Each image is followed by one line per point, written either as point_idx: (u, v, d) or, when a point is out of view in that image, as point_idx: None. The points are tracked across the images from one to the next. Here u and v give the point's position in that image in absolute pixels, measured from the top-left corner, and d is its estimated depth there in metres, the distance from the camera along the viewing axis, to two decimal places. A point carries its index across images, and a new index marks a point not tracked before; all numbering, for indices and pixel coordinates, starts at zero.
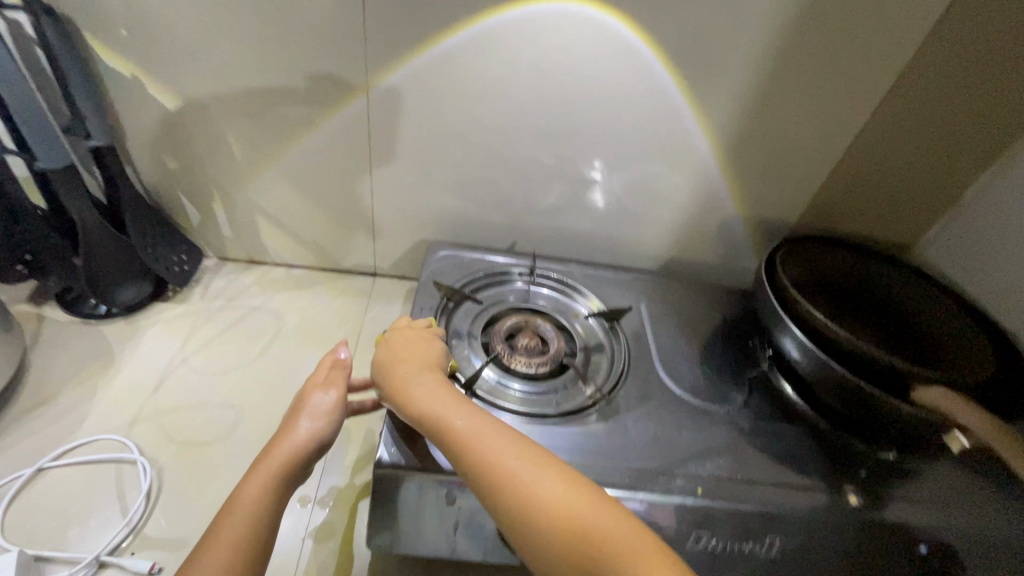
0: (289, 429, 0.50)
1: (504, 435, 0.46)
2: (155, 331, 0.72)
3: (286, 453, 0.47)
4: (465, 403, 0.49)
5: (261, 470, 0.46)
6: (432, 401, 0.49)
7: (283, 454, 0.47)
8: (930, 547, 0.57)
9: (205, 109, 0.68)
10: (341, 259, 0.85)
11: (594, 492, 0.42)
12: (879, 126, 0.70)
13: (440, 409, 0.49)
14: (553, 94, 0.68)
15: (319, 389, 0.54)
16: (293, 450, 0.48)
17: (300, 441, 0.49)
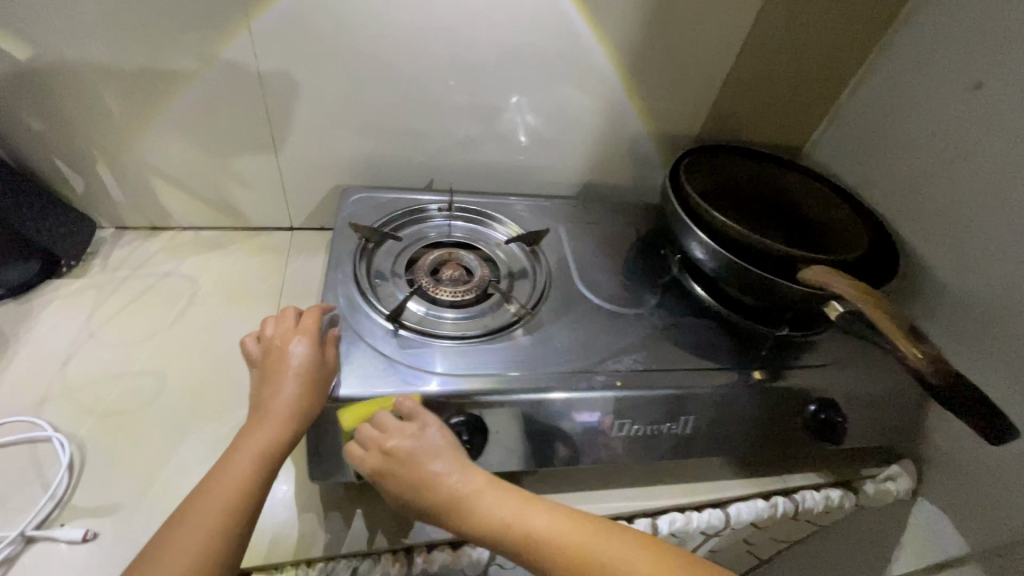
0: (277, 389, 0.51)
1: (520, 499, 0.48)
2: (53, 309, 0.67)
3: (280, 412, 0.50)
4: (463, 466, 0.50)
5: (261, 431, 0.49)
6: (440, 485, 0.48)
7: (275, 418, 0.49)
8: (818, 405, 0.65)
9: (64, 58, 0.61)
10: (252, 216, 0.81)
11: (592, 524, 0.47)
12: (760, 32, 0.74)
13: (432, 477, 0.49)
14: (447, 17, 0.67)
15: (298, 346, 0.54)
16: (286, 407, 0.50)
17: (291, 399, 0.50)
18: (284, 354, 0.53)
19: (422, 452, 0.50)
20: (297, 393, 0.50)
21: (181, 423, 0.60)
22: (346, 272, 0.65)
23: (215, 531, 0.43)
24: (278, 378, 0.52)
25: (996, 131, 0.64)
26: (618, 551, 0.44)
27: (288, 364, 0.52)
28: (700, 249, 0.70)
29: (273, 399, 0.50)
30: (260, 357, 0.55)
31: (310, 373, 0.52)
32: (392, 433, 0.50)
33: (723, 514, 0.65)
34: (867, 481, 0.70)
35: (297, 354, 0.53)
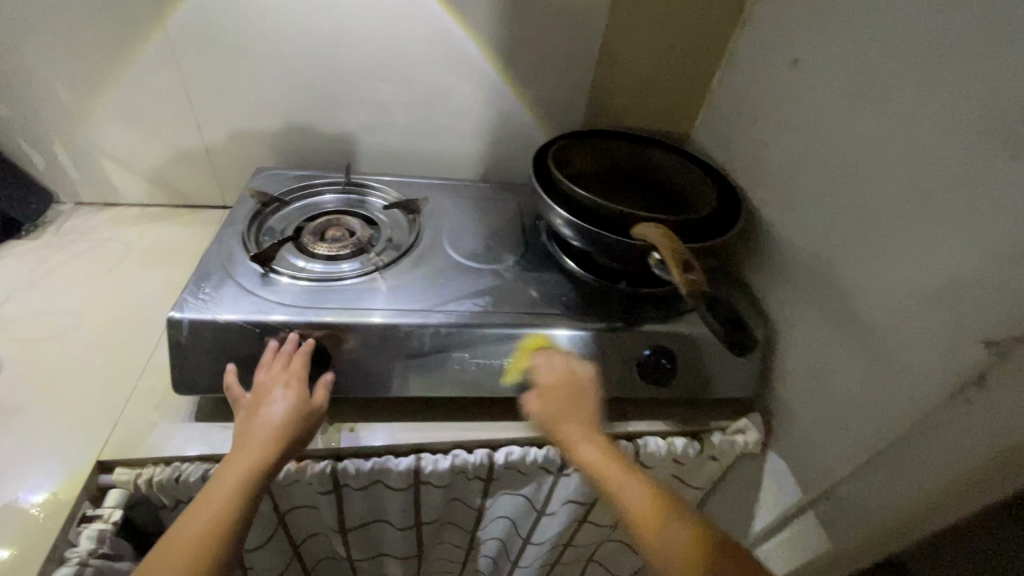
0: (263, 420, 0.56)
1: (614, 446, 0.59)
2: (6, 261, 0.81)
3: (264, 441, 0.54)
4: (579, 409, 0.62)
5: (248, 452, 0.53)
6: (577, 415, 0.61)
7: (264, 444, 0.54)
8: (653, 349, 0.70)
9: (20, 54, 0.76)
10: (186, 193, 0.94)
11: (623, 463, 0.57)
12: (619, 27, 0.82)
13: (559, 413, 0.61)
14: (332, 16, 0.78)
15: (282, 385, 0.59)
16: (276, 434, 0.55)
17: (280, 428, 0.56)
18: (269, 395, 0.58)
19: (569, 403, 0.62)
20: (284, 423, 0.56)
21: (85, 351, 0.70)
22: (235, 230, 0.74)
23: (205, 544, 0.46)
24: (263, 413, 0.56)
25: (805, 101, 0.69)
26: (626, 484, 0.54)
27: (279, 400, 0.57)
28: (565, 226, 0.74)
29: (259, 431, 0.55)
30: (245, 398, 0.59)
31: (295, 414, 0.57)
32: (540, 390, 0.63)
33: (562, 452, 0.69)
34: (714, 432, 0.74)
35: (282, 398, 0.57)
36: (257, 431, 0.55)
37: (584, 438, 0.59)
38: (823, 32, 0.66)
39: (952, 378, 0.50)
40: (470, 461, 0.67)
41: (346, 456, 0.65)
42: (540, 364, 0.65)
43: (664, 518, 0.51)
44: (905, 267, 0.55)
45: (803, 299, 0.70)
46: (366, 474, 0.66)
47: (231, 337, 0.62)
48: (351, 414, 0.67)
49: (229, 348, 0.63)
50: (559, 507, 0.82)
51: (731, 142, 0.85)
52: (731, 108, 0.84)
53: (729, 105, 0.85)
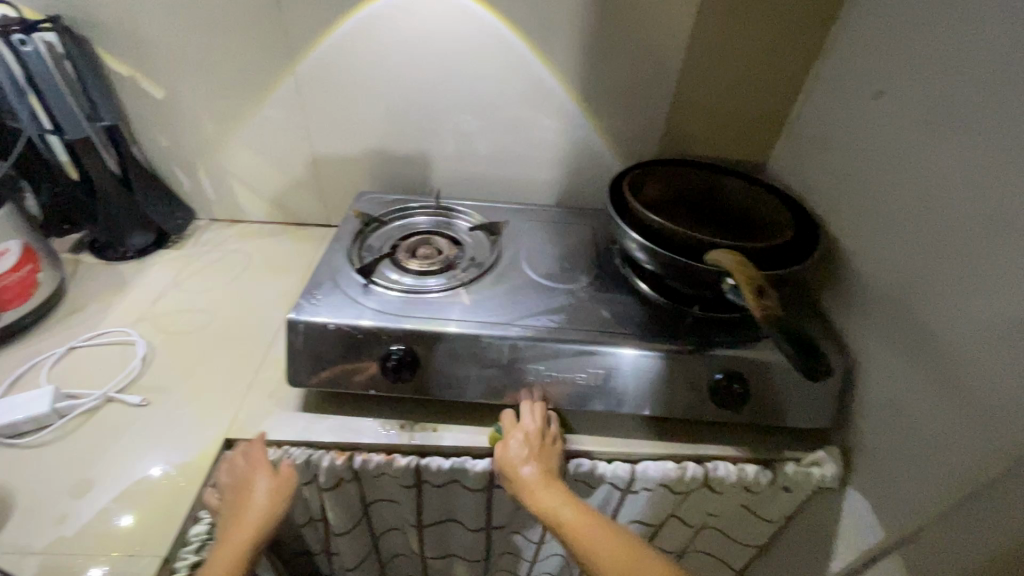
0: (249, 498, 0.63)
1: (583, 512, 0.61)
2: (157, 267, 0.96)
3: (255, 521, 0.62)
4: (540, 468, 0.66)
5: (238, 531, 0.61)
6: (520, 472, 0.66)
7: (251, 522, 0.61)
8: (724, 374, 0.71)
9: (183, 97, 0.92)
10: (298, 213, 1.07)
11: (598, 525, 0.60)
12: (697, 62, 0.86)
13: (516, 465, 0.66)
14: (431, 59, 0.88)
15: (259, 471, 0.65)
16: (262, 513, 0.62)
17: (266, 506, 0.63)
18: (252, 483, 0.64)
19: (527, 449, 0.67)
20: (268, 500, 0.63)
21: (217, 344, 0.82)
22: (342, 245, 0.85)
23: None
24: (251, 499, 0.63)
25: (891, 132, 0.69)
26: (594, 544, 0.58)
27: (256, 485, 0.64)
28: (640, 251, 0.77)
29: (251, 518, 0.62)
30: (226, 479, 0.66)
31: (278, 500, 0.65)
32: (508, 440, 0.68)
33: (629, 469, 0.72)
34: (787, 462, 0.73)
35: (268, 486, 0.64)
36: (248, 517, 0.62)
37: (541, 483, 0.65)
38: (911, 64, 0.66)
39: None
40: None
41: (430, 454, 0.71)
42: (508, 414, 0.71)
43: (588, 531, 0.59)
44: (998, 303, 0.54)
45: (886, 331, 0.69)
46: (446, 472, 0.72)
47: (336, 338, 0.71)
48: (436, 414, 0.74)
49: (335, 348, 0.71)
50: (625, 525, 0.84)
51: (810, 171, 0.85)
52: (812, 139, 0.84)
53: (810, 135, 0.85)
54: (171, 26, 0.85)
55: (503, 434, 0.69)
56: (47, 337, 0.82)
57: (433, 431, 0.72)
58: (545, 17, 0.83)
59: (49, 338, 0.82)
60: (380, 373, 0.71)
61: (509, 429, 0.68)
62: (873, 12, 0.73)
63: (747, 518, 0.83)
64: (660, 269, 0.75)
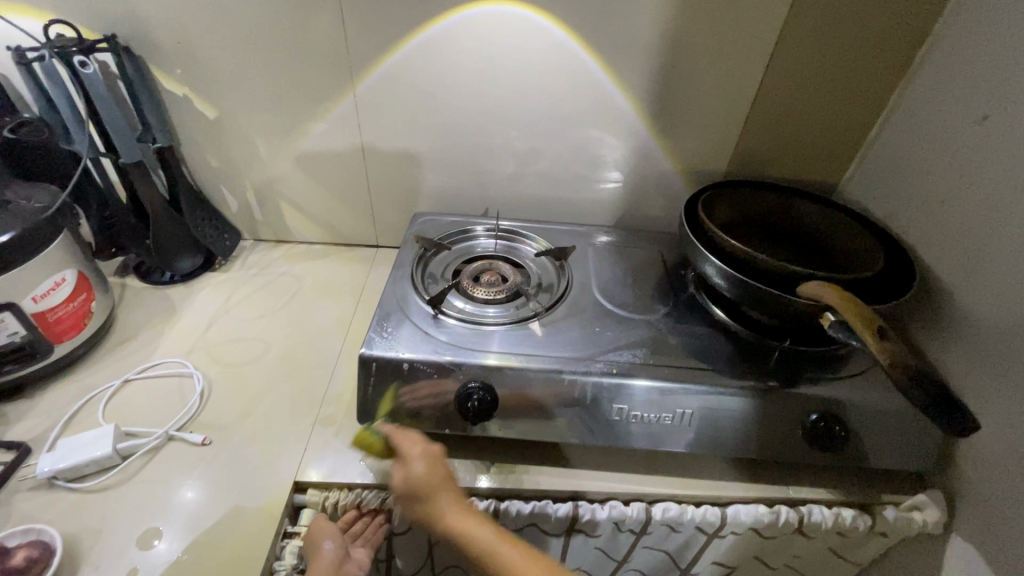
0: (318, 555, 0.61)
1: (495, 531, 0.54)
2: (206, 291, 0.93)
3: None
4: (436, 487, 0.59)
5: None
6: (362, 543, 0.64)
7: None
8: (820, 414, 0.67)
9: (236, 117, 0.89)
10: (346, 233, 1.04)
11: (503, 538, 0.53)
12: (775, 81, 0.82)
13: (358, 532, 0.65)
14: (496, 77, 0.85)
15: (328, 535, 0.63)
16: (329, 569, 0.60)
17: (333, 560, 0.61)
18: (319, 542, 0.62)
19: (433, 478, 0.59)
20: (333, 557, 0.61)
21: (276, 375, 0.79)
22: (404, 272, 0.81)
23: None
24: (318, 556, 0.61)
25: (999, 159, 0.65)
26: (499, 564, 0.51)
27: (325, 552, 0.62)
28: (721, 278, 0.73)
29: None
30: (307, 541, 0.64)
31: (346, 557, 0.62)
32: (410, 462, 0.61)
33: (720, 513, 0.68)
34: (887, 506, 0.69)
35: (333, 543, 0.62)
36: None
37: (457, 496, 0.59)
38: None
39: None
40: (627, 513, 0.67)
41: (509, 497, 0.68)
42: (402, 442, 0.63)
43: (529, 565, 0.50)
44: None
45: (997, 371, 0.64)
46: (526, 517, 0.68)
47: (410, 375, 0.67)
48: (512, 453, 0.70)
49: (408, 386, 0.68)
50: (703, 567, 0.79)
51: (894, 195, 0.81)
52: (897, 162, 0.81)
53: (894, 158, 0.81)
54: (228, 45, 0.82)
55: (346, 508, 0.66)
56: (100, 367, 0.79)
57: (512, 473, 0.68)
58: (618, 34, 0.80)
59: (102, 369, 0.78)
60: (456, 412, 0.67)
61: (405, 450, 0.62)
62: (973, 30, 0.70)
63: (831, 560, 0.78)
64: (748, 301, 0.71)
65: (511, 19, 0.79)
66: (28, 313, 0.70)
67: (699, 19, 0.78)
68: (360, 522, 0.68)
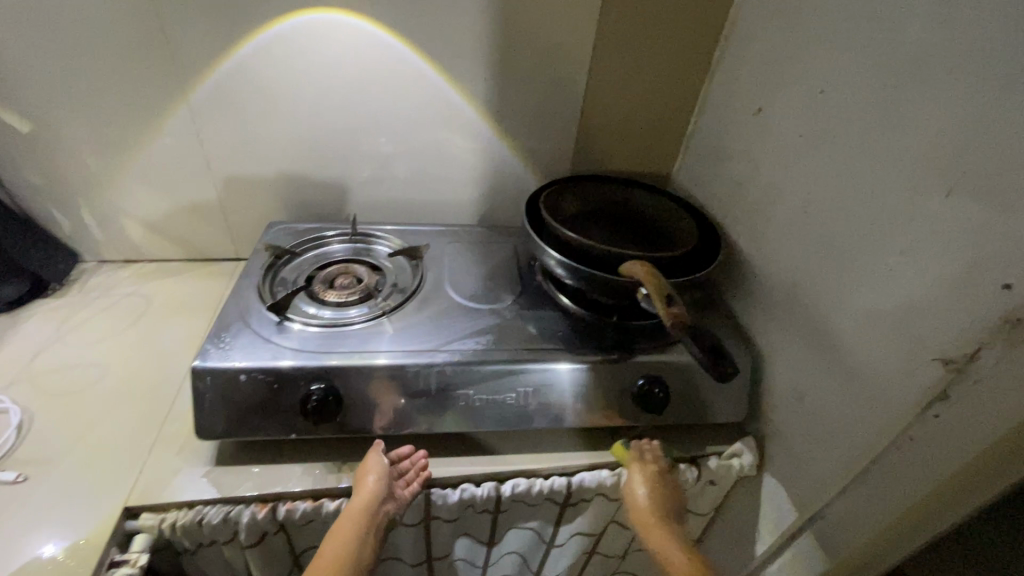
0: (361, 488, 0.65)
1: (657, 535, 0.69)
2: (35, 318, 0.86)
3: (361, 513, 0.64)
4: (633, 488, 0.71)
5: None
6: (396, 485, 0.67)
7: (354, 512, 0.64)
8: (646, 380, 0.74)
9: (56, 130, 0.83)
10: (203, 247, 1.00)
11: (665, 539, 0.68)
12: (599, 83, 0.91)
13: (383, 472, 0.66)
14: (338, 84, 0.86)
15: (372, 472, 0.65)
16: (363, 507, 0.64)
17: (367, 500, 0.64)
18: (364, 475, 0.65)
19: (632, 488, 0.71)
20: (367, 496, 0.64)
21: (111, 401, 0.74)
22: (252, 282, 0.80)
23: None
24: (360, 488, 0.65)
25: (772, 145, 0.76)
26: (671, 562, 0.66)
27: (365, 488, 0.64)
28: (559, 267, 0.77)
29: (355, 509, 0.64)
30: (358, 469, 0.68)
31: (388, 492, 0.65)
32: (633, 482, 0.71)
33: (566, 482, 0.73)
34: (711, 457, 0.77)
35: (376, 477, 0.65)
36: (353, 502, 0.64)
37: (645, 512, 0.70)
38: (783, 85, 0.74)
39: (921, 395, 0.55)
40: (479, 493, 0.71)
41: None
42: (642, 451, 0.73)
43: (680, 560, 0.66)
44: (868, 296, 0.61)
45: (785, 326, 0.75)
46: None
47: (248, 383, 0.67)
48: (365, 450, 0.71)
49: (248, 394, 0.67)
50: (568, 538, 0.84)
51: (708, 181, 0.92)
52: (708, 152, 0.91)
53: (706, 148, 0.92)
54: (35, 53, 0.77)
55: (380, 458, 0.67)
56: None
57: None
58: (451, 41, 0.84)
59: None
60: (300, 415, 0.67)
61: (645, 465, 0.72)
62: (749, 37, 0.81)
63: None
64: (578, 283, 0.77)
65: (344, 27, 0.81)
66: None
67: (524, 27, 0.84)
68: (407, 462, 0.69)
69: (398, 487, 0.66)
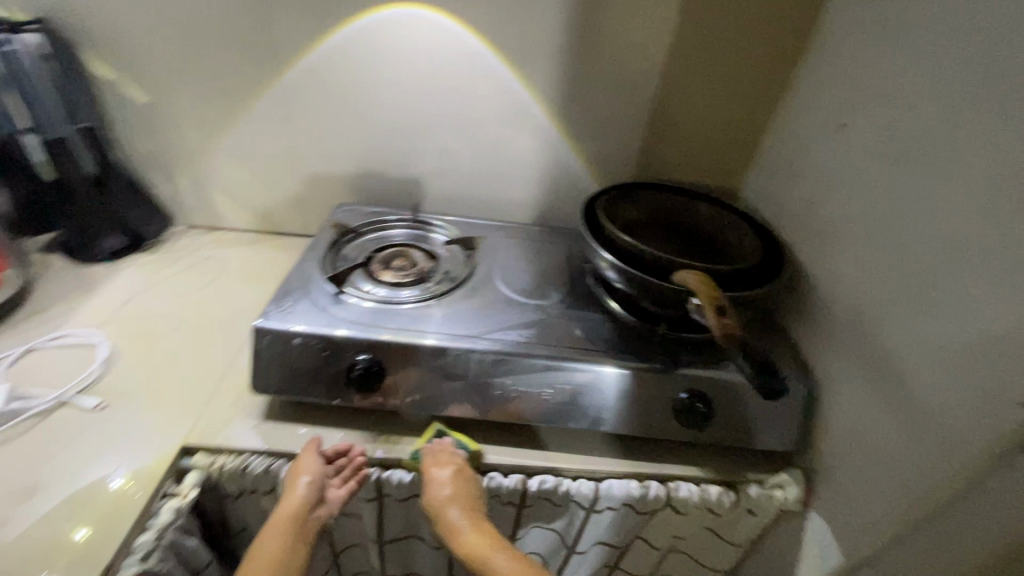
0: (291, 487, 0.65)
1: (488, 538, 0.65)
2: (128, 270, 0.95)
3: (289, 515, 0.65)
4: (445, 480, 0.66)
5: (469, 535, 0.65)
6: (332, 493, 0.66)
7: (281, 516, 0.64)
8: (689, 394, 0.72)
9: (166, 103, 0.93)
10: (276, 222, 1.07)
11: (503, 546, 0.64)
12: (670, 90, 0.90)
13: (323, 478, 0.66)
14: (414, 76, 0.90)
15: (304, 472, 0.66)
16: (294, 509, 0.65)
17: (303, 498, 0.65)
18: (297, 477, 0.65)
19: (461, 489, 0.66)
20: (301, 493, 0.65)
21: (182, 350, 0.81)
22: (316, 255, 0.85)
23: None
24: (294, 487, 0.65)
25: (851, 162, 0.72)
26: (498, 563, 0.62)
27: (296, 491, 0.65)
28: (611, 270, 0.76)
29: (288, 507, 0.65)
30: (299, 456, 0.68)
31: (318, 496, 0.65)
32: (435, 489, 0.66)
33: (594, 486, 0.72)
34: (751, 484, 0.73)
35: (308, 479, 0.65)
36: (283, 505, 0.65)
37: (449, 510, 0.66)
38: (869, 100, 0.70)
39: (997, 441, 0.49)
40: (504, 484, 0.71)
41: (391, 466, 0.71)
42: (438, 455, 0.68)
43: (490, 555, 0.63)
44: (944, 328, 0.56)
45: (847, 355, 0.70)
46: (409, 486, 0.71)
47: (302, 347, 0.71)
48: (401, 425, 0.74)
49: (300, 357, 0.71)
50: (590, 546, 0.83)
51: (778, 199, 0.88)
52: (781, 169, 0.87)
53: (778, 164, 0.88)
54: (158, 34, 0.86)
55: (310, 461, 0.67)
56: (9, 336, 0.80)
57: (397, 443, 0.71)
58: (525, 40, 0.86)
59: (10, 337, 0.80)
60: (345, 383, 0.71)
61: (432, 474, 0.66)
62: (836, 51, 0.77)
63: (713, 541, 0.82)
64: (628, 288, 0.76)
65: (426, 22, 0.85)
66: None
67: (598, 30, 0.85)
68: (344, 458, 0.68)
69: (333, 486, 0.66)
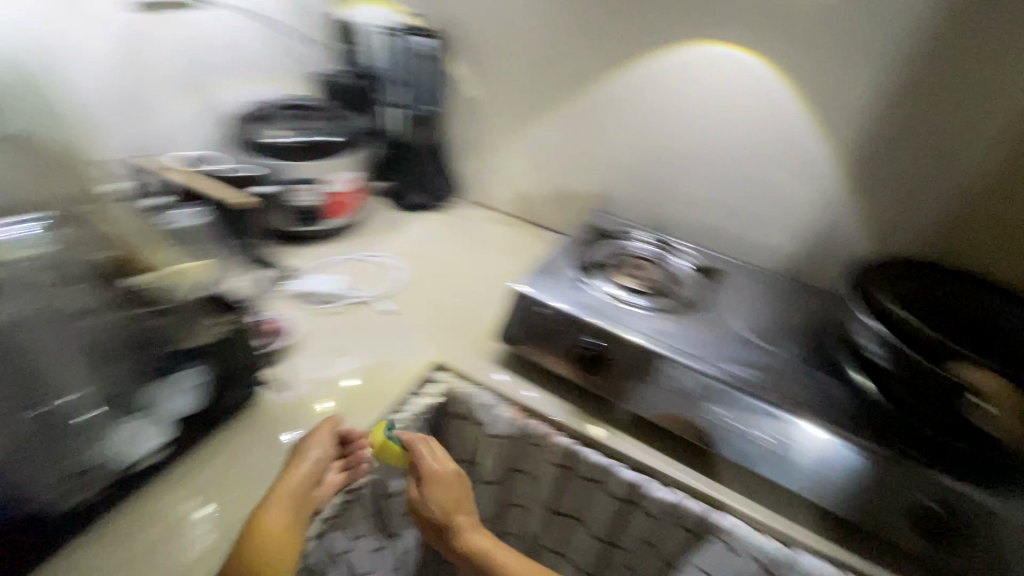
0: (300, 459, 0.65)
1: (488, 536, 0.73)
2: (420, 220, 1.19)
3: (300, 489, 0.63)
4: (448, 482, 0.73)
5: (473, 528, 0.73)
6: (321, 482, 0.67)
7: (302, 481, 0.64)
8: (936, 504, 0.63)
9: (490, 99, 1.15)
10: (532, 212, 1.23)
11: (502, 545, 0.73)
12: (996, 168, 0.80)
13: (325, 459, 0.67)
14: (703, 109, 0.96)
15: (314, 450, 0.67)
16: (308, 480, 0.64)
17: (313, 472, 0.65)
18: (303, 455, 0.66)
19: (458, 490, 0.74)
20: (316, 468, 0.66)
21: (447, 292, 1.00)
22: (569, 247, 0.97)
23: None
24: (302, 460, 0.65)
25: None
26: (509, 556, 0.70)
27: (304, 468, 0.65)
28: (873, 341, 0.70)
29: (298, 484, 0.64)
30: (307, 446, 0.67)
31: (321, 473, 0.66)
32: (438, 483, 0.72)
33: (787, 551, 0.68)
34: None
35: (318, 455, 0.66)
36: (285, 484, 0.63)
37: (448, 508, 0.72)
38: None
39: None
40: (691, 508, 0.72)
41: (589, 446, 0.77)
42: (430, 453, 0.72)
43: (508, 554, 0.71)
44: None
45: None
46: (599, 471, 0.77)
47: (546, 317, 0.82)
48: (606, 415, 0.80)
49: (542, 325, 0.83)
50: None
51: None
52: None
53: None
54: (506, 46, 1.08)
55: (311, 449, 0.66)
56: (342, 246, 1.08)
57: (600, 428, 0.78)
58: (834, 91, 0.85)
59: (342, 247, 1.07)
60: (572, 359, 0.81)
61: (430, 471, 0.71)
62: None
63: None
64: (885, 364, 0.69)
65: (735, 61, 0.90)
66: (325, 193, 1.01)
67: (925, 92, 0.80)
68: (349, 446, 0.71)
69: (332, 468, 0.69)
